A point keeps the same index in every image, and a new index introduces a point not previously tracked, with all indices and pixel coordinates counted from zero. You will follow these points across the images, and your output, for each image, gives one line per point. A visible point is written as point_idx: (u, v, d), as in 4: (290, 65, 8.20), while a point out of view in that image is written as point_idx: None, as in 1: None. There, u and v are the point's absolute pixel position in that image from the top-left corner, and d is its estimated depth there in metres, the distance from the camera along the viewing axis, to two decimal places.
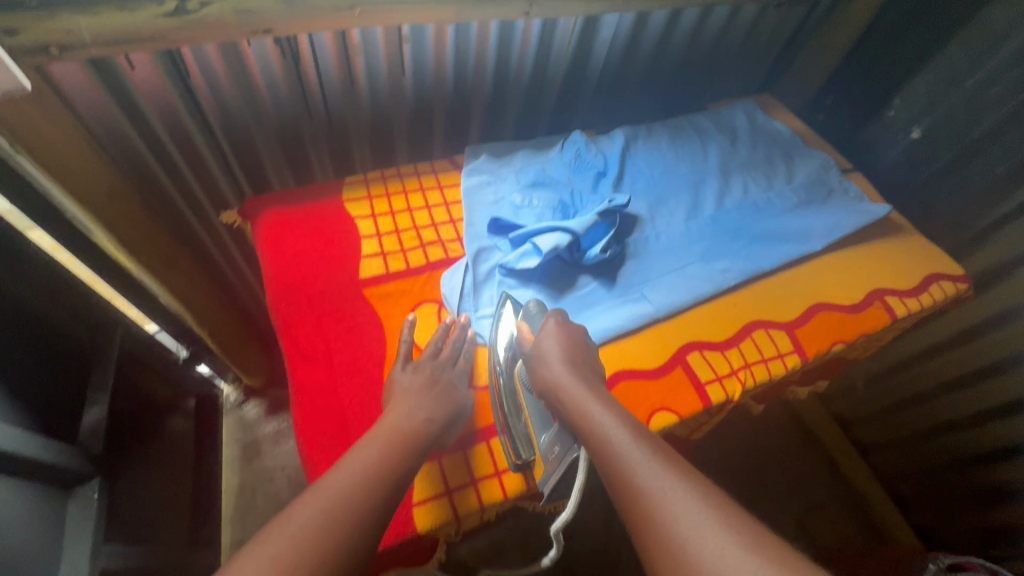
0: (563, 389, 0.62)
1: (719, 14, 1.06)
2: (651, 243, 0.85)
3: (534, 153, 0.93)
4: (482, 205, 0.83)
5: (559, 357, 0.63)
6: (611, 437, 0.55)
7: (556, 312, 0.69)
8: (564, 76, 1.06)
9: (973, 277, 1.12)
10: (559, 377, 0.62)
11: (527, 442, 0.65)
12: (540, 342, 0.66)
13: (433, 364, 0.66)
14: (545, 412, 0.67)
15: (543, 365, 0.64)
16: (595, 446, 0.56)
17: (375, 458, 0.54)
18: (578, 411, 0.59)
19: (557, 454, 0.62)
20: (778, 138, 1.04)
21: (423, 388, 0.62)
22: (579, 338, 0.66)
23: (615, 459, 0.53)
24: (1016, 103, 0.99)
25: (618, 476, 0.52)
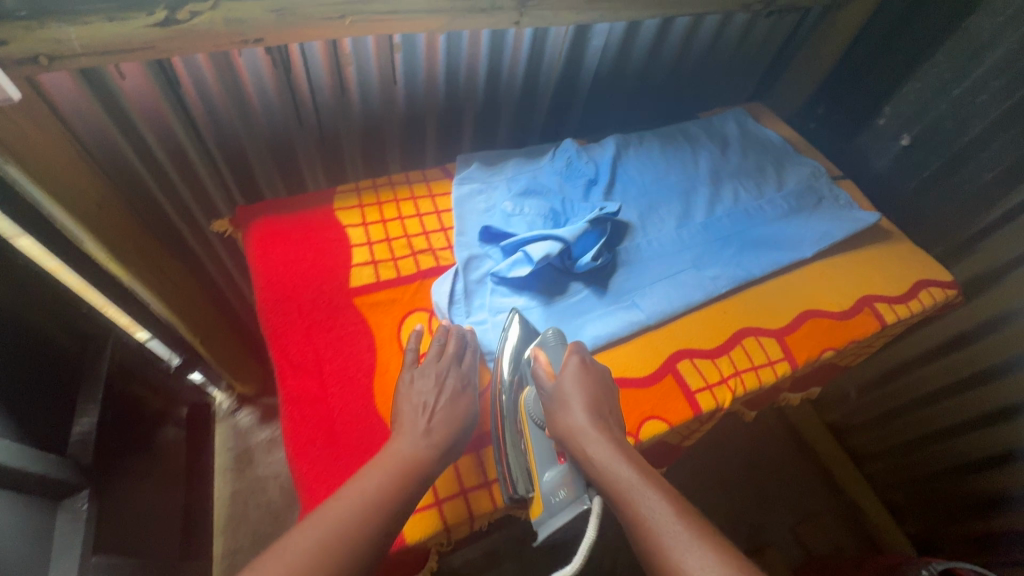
0: (584, 438, 0.59)
1: (709, 23, 1.07)
2: (642, 250, 0.85)
3: (526, 161, 0.93)
4: (473, 214, 0.83)
5: (581, 404, 0.61)
6: (639, 499, 0.53)
7: (578, 347, 0.66)
8: (556, 84, 1.07)
9: (963, 283, 1.13)
10: (581, 425, 0.59)
11: (526, 477, 0.63)
12: (561, 383, 0.63)
13: (438, 365, 0.64)
14: (548, 448, 0.65)
15: (563, 410, 0.61)
16: (621, 506, 0.54)
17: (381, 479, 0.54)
18: (600, 466, 0.56)
19: (562, 499, 0.59)
20: (768, 146, 1.05)
21: (428, 399, 0.61)
22: (600, 380, 0.64)
23: (646, 525, 0.51)
24: (1002, 110, 1.00)
25: (649, 544, 0.50)
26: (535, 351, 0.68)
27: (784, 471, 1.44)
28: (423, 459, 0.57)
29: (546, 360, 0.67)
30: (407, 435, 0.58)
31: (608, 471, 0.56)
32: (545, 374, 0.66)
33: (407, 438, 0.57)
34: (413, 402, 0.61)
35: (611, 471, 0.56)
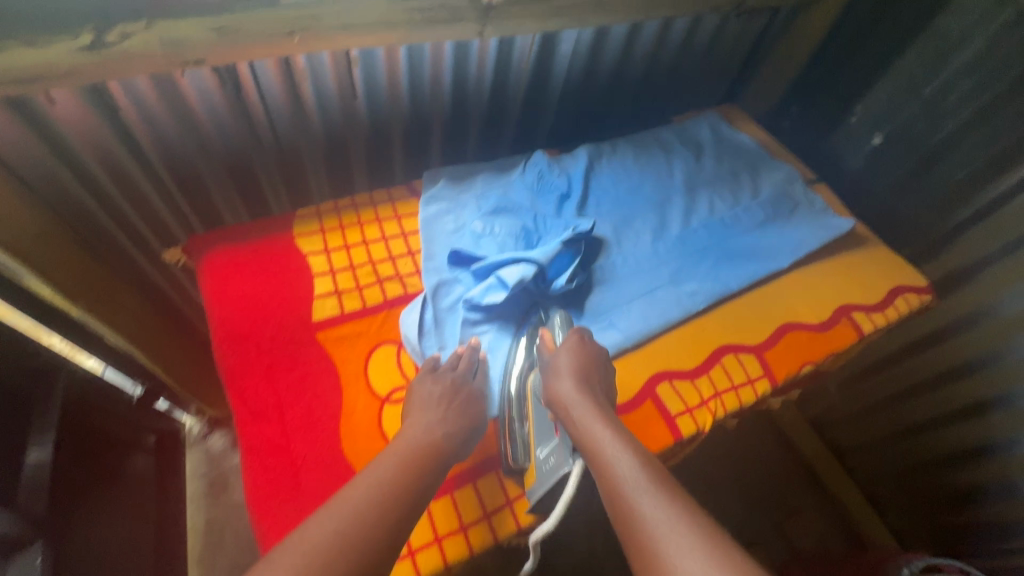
0: (570, 403, 0.61)
1: (679, 27, 1.05)
2: (618, 266, 0.83)
3: (496, 176, 0.90)
4: (442, 236, 0.79)
5: (573, 373, 0.63)
6: (612, 458, 0.55)
7: (581, 329, 0.68)
8: (526, 93, 1.04)
9: (937, 281, 1.14)
10: (567, 392, 0.62)
11: (525, 448, 0.66)
12: (556, 355, 0.65)
13: (455, 371, 0.66)
14: (548, 423, 0.66)
15: (554, 378, 0.64)
16: (596, 465, 0.56)
17: (398, 472, 0.55)
18: (580, 427, 0.59)
19: (550, 466, 0.61)
20: (743, 151, 1.03)
21: (443, 398, 0.63)
22: (596, 355, 0.66)
23: (616, 482, 0.53)
24: (973, 110, 1.00)
25: (617, 499, 0.53)
26: (541, 330, 0.70)
27: (767, 468, 1.46)
28: (439, 452, 0.58)
29: (551, 338, 0.69)
30: (427, 431, 0.59)
31: (587, 434, 0.58)
32: (547, 348, 0.68)
33: (428, 434, 0.59)
34: (432, 397, 0.62)
35: (591, 433, 0.58)
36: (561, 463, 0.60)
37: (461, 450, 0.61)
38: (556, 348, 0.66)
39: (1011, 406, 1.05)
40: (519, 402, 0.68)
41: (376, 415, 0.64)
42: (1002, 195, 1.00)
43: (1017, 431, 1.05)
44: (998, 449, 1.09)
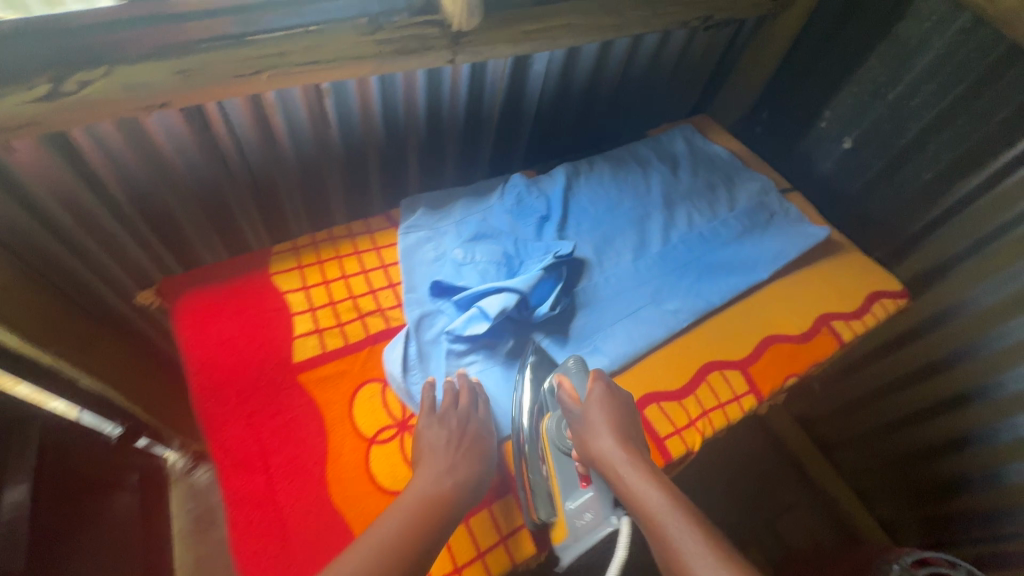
0: (615, 465, 0.60)
1: (649, 40, 1.06)
2: (601, 287, 0.83)
3: (474, 200, 0.90)
4: (423, 266, 0.79)
5: (608, 429, 0.62)
6: (673, 531, 0.55)
7: (598, 372, 0.67)
8: (501, 112, 1.05)
9: (910, 279, 1.17)
10: (611, 452, 0.61)
11: (549, 500, 0.65)
12: (587, 408, 0.64)
13: (455, 412, 0.64)
14: (571, 472, 0.66)
15: (590, 435, 0.63)
16: (654, 537, 0.56)
17: (411, 526, 0.55)
18: (632, 494, 0.58)
19: (586, 521, 0.63)
20: (718, 162, 1.04)
21: (448, 444, 0.61)
22: (625, 404, 0.66)
23: (674, 550, 0.54)
24: (935, 114, 1.03)
25: (678, 570, 0.53)
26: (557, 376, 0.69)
27: (756, 468, 1.48)
28: (449, 503, 0.58)
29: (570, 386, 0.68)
30: (436, 481, 0.58)
31: (640, 501, 0.57)
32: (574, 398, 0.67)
33: (439, 484, 0.58)
34: (437, 445, 0.61)
35: (641, 496, 0.58)
36: (604, 521, 0.62)
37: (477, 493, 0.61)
38: (586, 400, 0.65)
39: (989, 398, 1.07)
40: (535, 442, 0.68)
41: (363, 456, 0.63)
42: (967, 194, 1.03)
43: (993, 423, 1.08)
44: (975, 441, 1.12)
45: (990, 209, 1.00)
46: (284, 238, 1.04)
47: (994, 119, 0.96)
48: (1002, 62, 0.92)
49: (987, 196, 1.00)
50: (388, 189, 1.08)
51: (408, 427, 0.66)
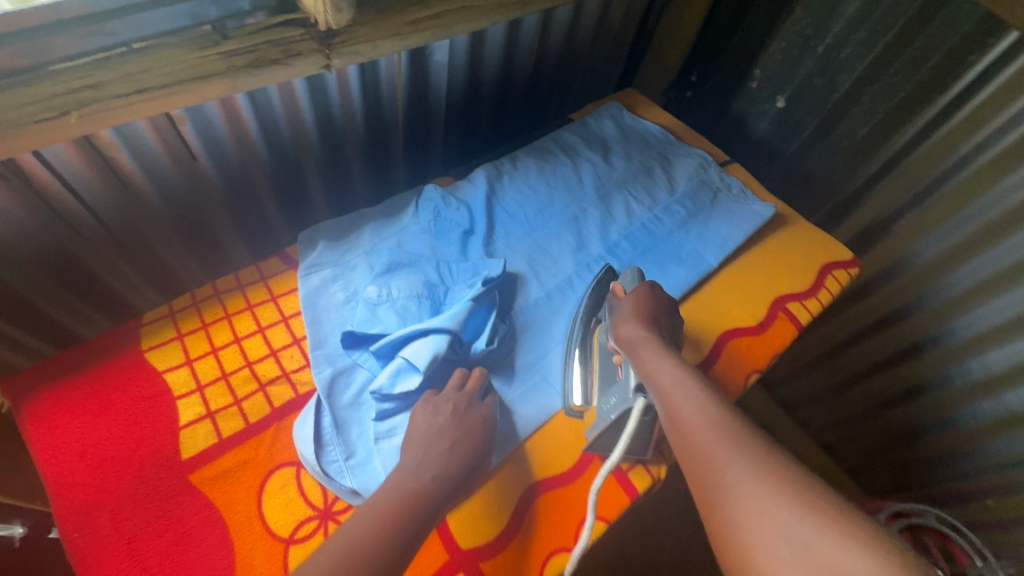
0: (636, 340, 0.61)
1: (563, 13, 0.98)
2: (540, 304, 0.74)
3: (385, 222, 0.78)
4: (330, 313, 0.68)
5: (638, 316, 0.65)
6: (676, 390, 0.53)
7: (654, 282, 0.70)
8: (408, 109, 0.93)
9: (856, 235, 1.14)
10: (633, 333, 0.62)
11: (586, 393, 0.66)
12: (625, 300, 0.68)
13: (456, 396, 0.60)
14: (610, 365, 0.66)
15: (620, 321, 0.65)
16: (657, 393, 0.55)
17: (384, 521, 0.48)
18: (644, 361, 0.59)
19: (614, 403, 0.61)
20: (651, 141, 0.97)
21: (444, 432, 0.56)
22: (664, 306, 0.68)
23: (677, 408, 0.52)
24: (867, 64, 0.98)
25: (675, 423, 0.51)
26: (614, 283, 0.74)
27: None
28: (427, 500, 0.51)
29: (622, 286, 0.72)
30: (420, 469, 0.53)
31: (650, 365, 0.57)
32: (619, 298, 0.70)
33: (422, 472, 0.53)
34: (428, 432, 0.56)
35: (652, 365, 0.57)
36: (621, 401, 0.60)
37: (462, 488, 0.55)
38: (628, 296, 0.69)
39: (939, 346, 1.06)
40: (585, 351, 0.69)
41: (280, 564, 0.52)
42: (905, 144, 0.99)
43: (944, 369, 1.07)
44: (931, 386, 1.10)
45: (928, 158, 0.97)
46: (171, 287, 0.89)
47: (926, 66, 0.91)
48: (930, 5, 0.87)
49: (924, 145, 0.97)
50: (290, 211, 0.94)
51: (332, 515, 0.56)
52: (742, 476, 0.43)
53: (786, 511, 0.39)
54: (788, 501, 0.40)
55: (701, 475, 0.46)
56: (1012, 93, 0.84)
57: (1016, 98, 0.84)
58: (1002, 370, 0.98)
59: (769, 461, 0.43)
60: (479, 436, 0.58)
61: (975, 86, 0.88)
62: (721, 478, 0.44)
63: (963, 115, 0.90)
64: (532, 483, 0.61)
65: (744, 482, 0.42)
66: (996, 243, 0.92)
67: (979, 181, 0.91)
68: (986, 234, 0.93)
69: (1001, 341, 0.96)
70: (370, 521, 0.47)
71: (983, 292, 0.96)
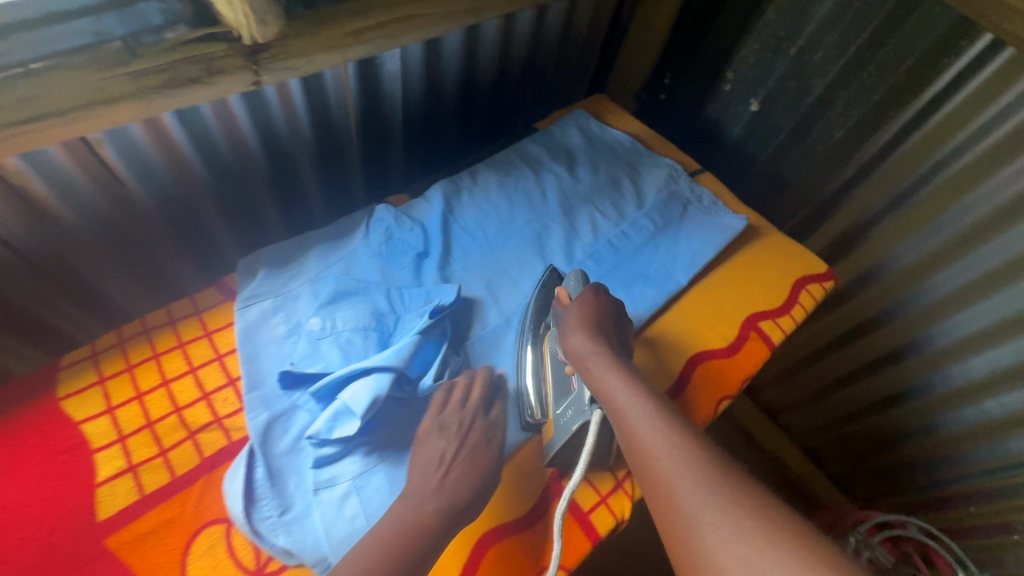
0: (586, 356, 0.59)
1: (524, 18, 0.93)
2: (498, 332, 0.70)
3: (333, 244, 0.73)
4: (269, 348, 0.63)
5: (586, 326, 0.62)
6: (631, 413, 0.52)
7: (598, 284, 0.67)
8: (363, 123, 0.88)
9: (833, 242, 1.10)
10: (581, 347, 0.60)
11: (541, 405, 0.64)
12: (571, 308, 0.64)
13: (459, 414, 0.59)
14: (565, 379, 0.63)
15: (567, 333, 0.62)
16: (614, 417, 0.54)
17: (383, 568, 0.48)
18: (597, 379, 0.57)
19: (569, 417, 0.60)
20: (619, 150, 0.92)
21: (448, 458, 0.56)
22: (610, 310, 0.65)
23: (634, 435, 0.51)
24: (840, 67, 0.94)
25: (633, 450, 0.50)
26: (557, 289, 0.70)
27: None
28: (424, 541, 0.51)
29: (566, 294, 0.68)
30: (422, 497, 0.53)
31: (603, 385, 0.56)
32: (565, 305, 0.67)
33: (426, 501, 0.53)
34: (435, 454, 0.56)
35: (609, 384, 0.56)
36: (579, 414, 0.58)
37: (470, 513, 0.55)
38: (573, 302, 0.66)
39: (919, 353, 1.03)
40: (538, 362, 0.67)
41: None
42: (881, 149, 0.96)
43: (925, 377, 1.04)
44: (912, 394, 1.07)
45: (905, 163, 0.94)
46: (112, 317, 0.83)
47: (900, 68, 0.88)
48: (902, 5, 0.84)
49: (900, 149, 0.93)
50: (240, 233, 0.88)
51: None
52: (710, 514, 0.42)
53: (748, 545, 0.39)
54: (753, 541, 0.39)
55: (661, 503, 0.46)
56: (988, 96, 0.81)
57: (993, 100, 0.81)
58: (983, 378, 0.95)
59: (731, 494, 0.43)
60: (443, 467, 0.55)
61: (951, 89, 0.84)
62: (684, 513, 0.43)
63: (940, 119, 0.87)
64: (487, 531, 0.57)
65: (712, 522, 0.42)
66: (975, 249, 0.89)
67: (956, 187, 0.88)
68: (965, 240, 0.90)
69: (982, 348, 0.94)
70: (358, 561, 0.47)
71: (962, 298, 0.93)
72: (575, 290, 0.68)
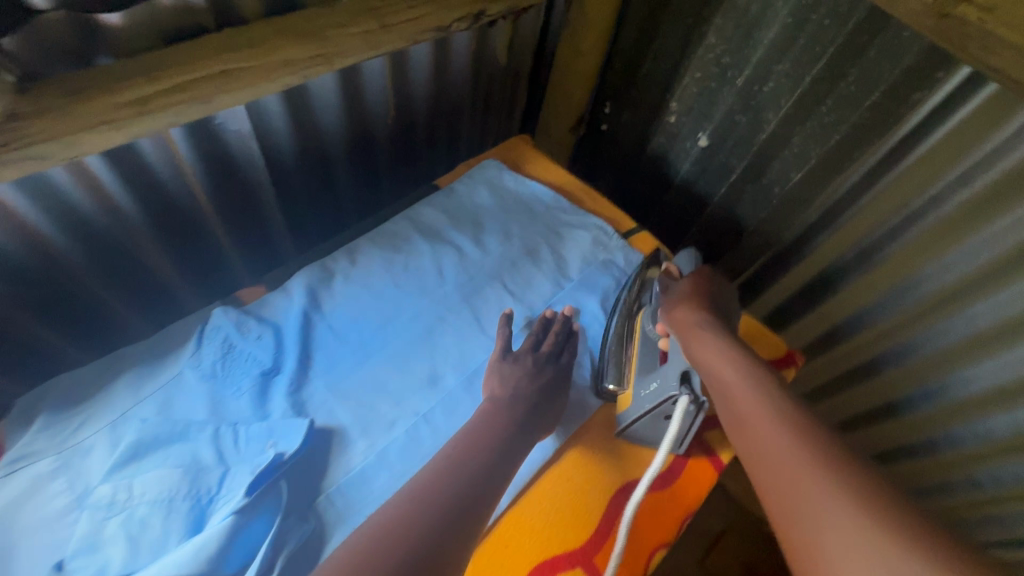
0: (688, 322, 0.56)
1: (418, 53, 0.78)
2: (368, 476, 0.54)
3: (149, 369, 0.56)
4: (35, 536, 0.46)
5: (692, 297, 0.59)
6: (737, 377, 0.47)
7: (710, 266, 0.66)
8: (213, 191, 0.70)
9: (795, 294, 0.94)
10: (682, 317, 0.57)
11: (621, 374, 0.63)
12: (680, 281, 0.63)
13: (533, 354, 0.62)
14: (652, 355, 0.61)
15: (670, 305, 0.60)
16: (712, 380, 0.49)
17: (454, 461, 0.49)
18: (698, 344, 0.53)
19: (651, 392, 0.57)
20: (536, 210, 0.77)
21: (527, 376, 0.59)
22: (712, 288, 0.62)
23: (737, 403, 0.46)
24: (796, 100, 0.76)
25: (735, 413, 0.45)
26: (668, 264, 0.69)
27: None
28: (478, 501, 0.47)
29: (676, 268, 0.67)
30: (509, 405, 0.56)
31: (703, 350, 0.52)
32: (674, 279, 0.66)
33: (511, 407, 0.56)
34: (512, 376, 0.59)
35: (707, 351, 0.51)
36: (664, 389, 0.55)
37: (539, 422, 0.57)
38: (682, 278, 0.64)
39: (899, 416, 0.87)
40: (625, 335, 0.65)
41: None
42: (846, 193, 0.79)
43: (910, 440, 0.88)
44: (894, 460, 0.92)
45: (876, 209, 0.76)
46: None
47: (864, 104, 0.71)
48: (863, 29, 0.66)
49: (867, 194, 0.76)
50: (85, 337, 0.71)
51: None
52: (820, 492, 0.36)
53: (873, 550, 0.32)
54: (869, 526, 0.33)
55: (770, 474, 0.40)
56: (970, 137, 0.64)
57: (979, 139, 0.64)
58: (977, 448, 0.79)
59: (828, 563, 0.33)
60: (506, 432, 0.54)
61: (926, 127, 0.67)
62: (781, 483, 0.39)
63: (912, 162, 0.70)
64: None
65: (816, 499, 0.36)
66: (958, 309, 0.72)
67: (934, 238, 0.72)
68: (942, 299, 0.74)
69: (972, 416, 0.77)
70: (440, 461, 0.49)
71: (942, 364, 0.77)
72: (685, 266, 0.67)
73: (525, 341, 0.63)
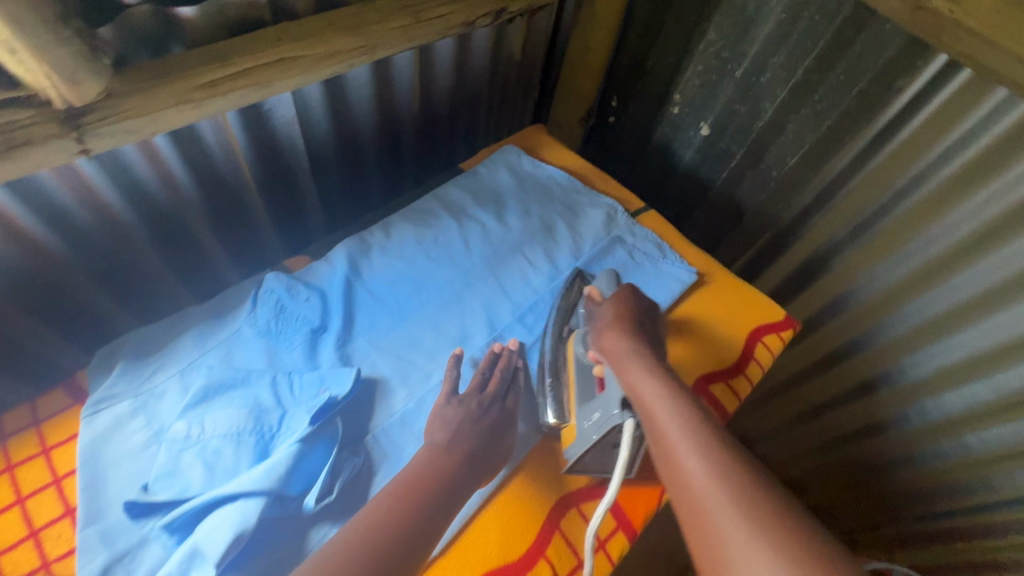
0: (614, 354, 0.57)
1: (444, 48, 0.85)
2: (409, 419, 0.60)
3: (210, 327, 0.63)
4: (120, 466, 0.52)
5: (620, 322, 0.61)
6: (657, 408, 0.48)
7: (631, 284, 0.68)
8: (263, 173, 0.78)
9: (794, 271, 1.00)
10: (610, 346, 0.59)
11: (563, 407, 0.62)
12: (603, 306, 0.65)
13: (478, 397, 0.60)
14: (591, 381, 0.62)
15: (599, 331, 0.62)
16: (639, 409, 0.50)
17: (432, 472, 0.53)
18: (626, 376, 0.54)
19: (596, 421, 0.57)
20: (553, 190, 0.84)
21: (460, 418, 0.57)
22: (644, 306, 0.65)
23: (659, 430, 0.47)
24: (790, 90, 0.83)
25: (658, 441, 0.46)
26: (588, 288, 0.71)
27: None
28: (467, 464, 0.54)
29: (598, 292, 0.70)
30: (452, 445, 0.55)
31: (630, 379, 0.53)
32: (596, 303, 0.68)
33: (455, 448, 0.55)
34: (451, 419, 0.58)
35: (635, 378, 0.53)
36: (607, 417, 0.55)
37: (484, 467, 0.55)
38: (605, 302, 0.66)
39: None
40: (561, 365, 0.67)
41: None
42: (839, 174, 0.85)
43: None
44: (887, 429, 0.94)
45: (866, 189, 0.83)
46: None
47: (852, 92, 0.77)
48: (850, 24, 0.73)
49: (858, 175, 0.83)
50: (140, 303, 0.77)
51: None
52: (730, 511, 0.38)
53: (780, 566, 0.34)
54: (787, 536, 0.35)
55: (688, 503, 0.41)
56: (948, 121, 0.71)
57: (956, 122, 0.70)
58: (957, 415, 0.83)
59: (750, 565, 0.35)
60: None
61: (908, 110, 0.74)
62: (707, 515, 0.39)
63: (898, 144, 0.77)
64: None
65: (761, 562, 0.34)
66: (942, 279, 0.78)
67: (919, 214, 0.78)
68: (927, 270, 0.80)
69: (957, 382, 0.81)
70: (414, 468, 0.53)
71: (927, 335, 0.83)
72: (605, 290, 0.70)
73: (472, 379, 0.62)
